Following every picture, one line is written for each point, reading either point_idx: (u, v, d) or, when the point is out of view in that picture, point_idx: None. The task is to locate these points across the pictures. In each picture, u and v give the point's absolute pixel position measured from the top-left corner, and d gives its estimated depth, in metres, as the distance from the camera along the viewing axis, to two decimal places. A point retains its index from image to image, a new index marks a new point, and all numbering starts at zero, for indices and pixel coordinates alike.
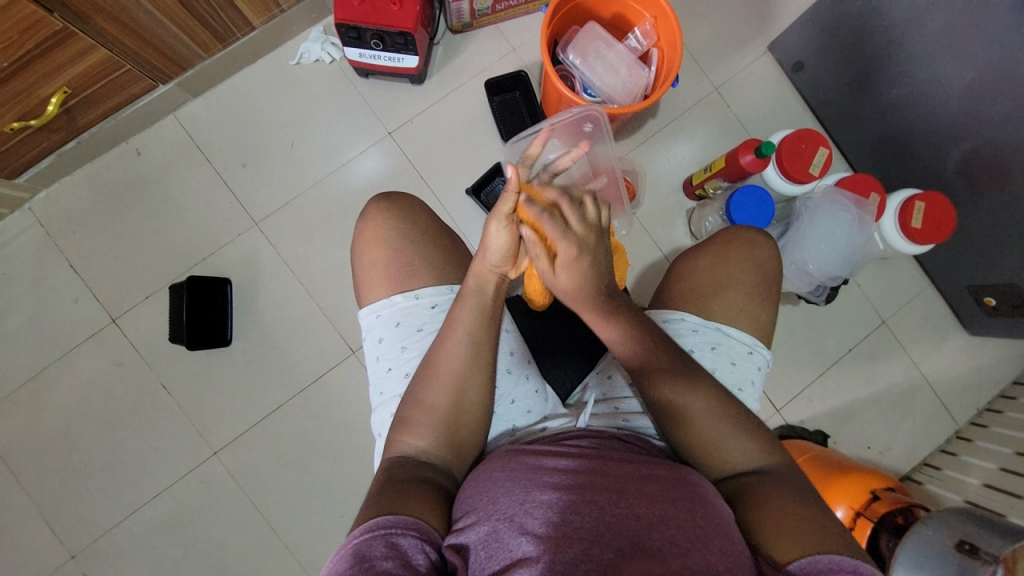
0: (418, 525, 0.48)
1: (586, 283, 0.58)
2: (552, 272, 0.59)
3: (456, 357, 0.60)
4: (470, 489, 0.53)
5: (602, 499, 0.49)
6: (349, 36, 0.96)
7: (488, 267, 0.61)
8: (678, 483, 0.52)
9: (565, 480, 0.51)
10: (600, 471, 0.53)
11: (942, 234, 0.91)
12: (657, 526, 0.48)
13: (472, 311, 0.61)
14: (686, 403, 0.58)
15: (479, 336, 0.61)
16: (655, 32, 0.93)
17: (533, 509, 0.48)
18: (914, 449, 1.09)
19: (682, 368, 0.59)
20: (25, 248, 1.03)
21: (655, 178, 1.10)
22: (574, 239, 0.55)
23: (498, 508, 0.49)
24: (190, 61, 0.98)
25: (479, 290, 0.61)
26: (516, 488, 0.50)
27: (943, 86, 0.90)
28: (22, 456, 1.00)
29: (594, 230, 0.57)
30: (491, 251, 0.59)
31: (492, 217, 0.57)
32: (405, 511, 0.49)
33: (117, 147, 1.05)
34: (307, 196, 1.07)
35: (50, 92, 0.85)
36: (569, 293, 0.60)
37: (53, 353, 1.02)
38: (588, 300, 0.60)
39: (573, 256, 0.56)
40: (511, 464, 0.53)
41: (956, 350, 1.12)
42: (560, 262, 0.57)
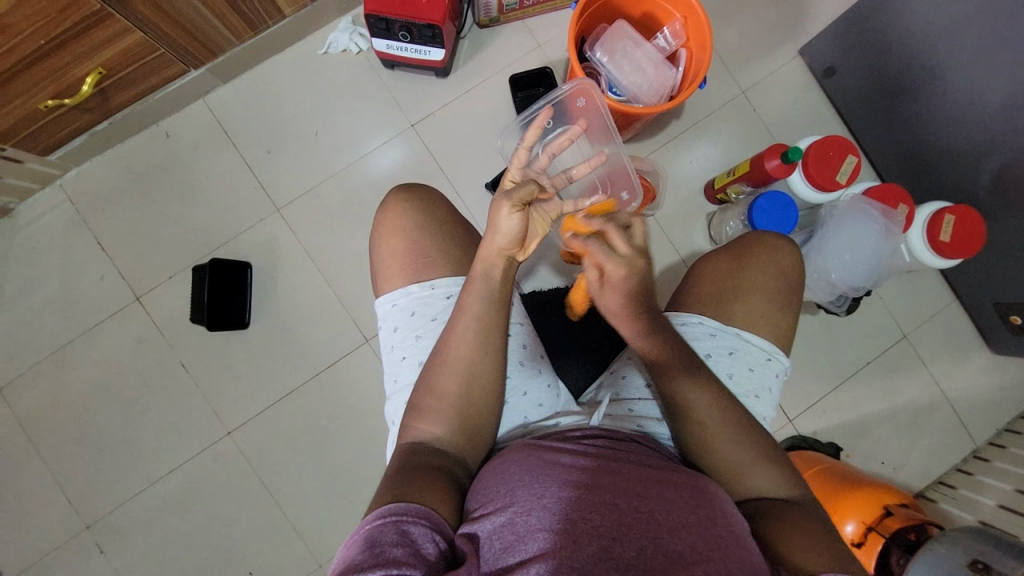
0: (429, 513, 0.48)
1: (631, 304, 0.58)
2: (598, 287, 0.58)
3: (465, 343, 0.60)
4: (486, 480, 0.53)
5: (623, 501, 0.49)
6: (377, 27, 0.96)
7: (496, 252, 0.60)
8: (698, 490, 0.52)
9: (585, 478, 0.51)
10: (620, 472, 0.52)
11: (972, 248, 0.89)
12: (677, 531, 0.47)
13: (479, 296, 0.61)
14: (688, 401, 0.59)
15: (489, 323, 0.61)
16: (684, 32, 0.92)
17: (552, 505, 0.48)
18: (929, 466, 1.07)
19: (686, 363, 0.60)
20: (56, 225, 1.06)
21: (676, 180, 1.09)
22: (620, 263, 0.55)
23: (516, 500, 0.49)
24: (221, 47, 1.00)
25: (486, 275, 0.61)
26: (535, 482, 0.50)
27: (980, 97, 0.87)
28: (45, 426, 1.04)
29: (641, 255, 0.56)
30: (500, 233, 0.59)
31: (496, 205, 0.58)
32: (417, 499, 0.50)
33: (146, 129, 1.07)
34: (328, 184, 1.08)
35: (85, 72, 0.87)
36: (613, 309, 0.59)
37: (78, 328, 1.05)
38: (634, 318, 0.59)
39: (621, 275, 0.56)
40: (530, 459, 0.54)
41: (978, 368, 1.09)
42: (607, 279, 0.56)
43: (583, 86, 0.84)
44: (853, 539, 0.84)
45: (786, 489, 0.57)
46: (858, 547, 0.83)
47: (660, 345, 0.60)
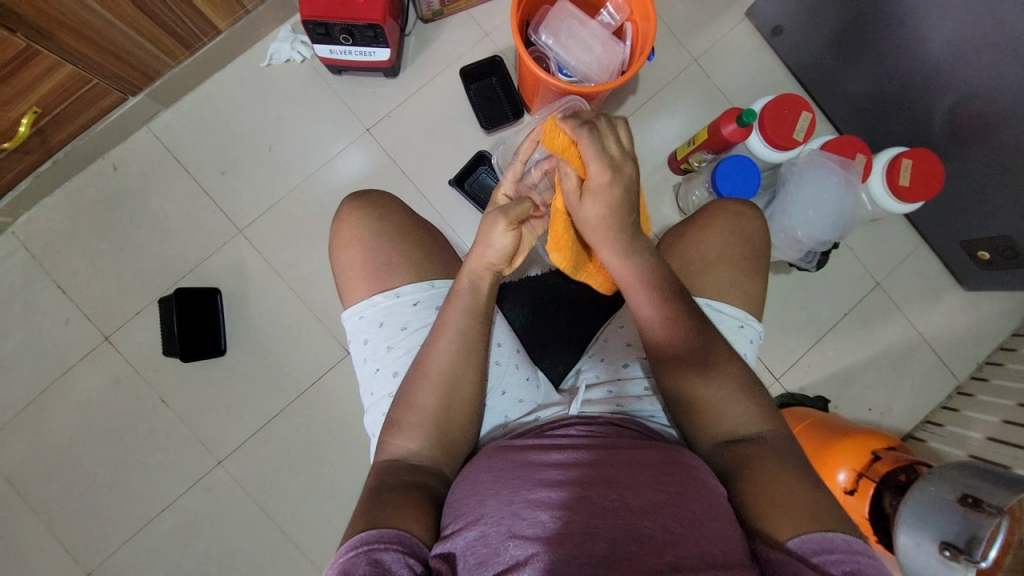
0: (402, 537, 0.48)
1: (614, 213, 0.58)
2: (579, 198, 0.59)
3: (445, 356, 0.60)
4: (458, 491, 0.53)
5: (591, 493, 0.49)
6: (317, 33, 0.94)
7: (484, 265, 0.61)
8: (669, 467, 0.52)
9: (553, 476, 0.51)
10: (589, 464, 0.53)
11: (931, 190, 0.90)
12: (649, 515, 0.47)
13: (462, 310, 0.61)
14: (702, 387, 0.58)
15: (470, 335, 0.60)
16: (627, 5, 0.91)
17: (522, 510, 0.49)
18: (916, 407, 1.09)
19: (696, 358, 0.58)
20: (11, 273, 1.02)
21: (639, 156, 1.09)
22: (608, 161, 0.55)
23: (486, 511, 0.49)
24: (159, 71, 0.97)
25: (472, 288, 0.61)
26: (504, 489, 0.51)
27: (924, 41, 0.88)
28: (29, 480, 1.01)
29: (627, 157, 0.57)
30: (489, 247, 0.60)
31: (490, 220, 0.59)
32: (390, 523, 0.49)
33: (93, 164, 1.04)
34: (290, 199, 1.06)
35: (19, 113, 0.83)
36: (593, 221, 0.59)
37: (49, 376, 1.02)
38: (615, 238, 0.60)
39: (606, 180, 0.56)
40: (498, 464, 0.54)
41: (953, 306, 1.11)
42: (591, 184, 0.57)
43: (577, 100, 0.83)
44: (847, 487, 0.85)
45: (756, 427, 0.57)
46: (852, 495, 0.84)
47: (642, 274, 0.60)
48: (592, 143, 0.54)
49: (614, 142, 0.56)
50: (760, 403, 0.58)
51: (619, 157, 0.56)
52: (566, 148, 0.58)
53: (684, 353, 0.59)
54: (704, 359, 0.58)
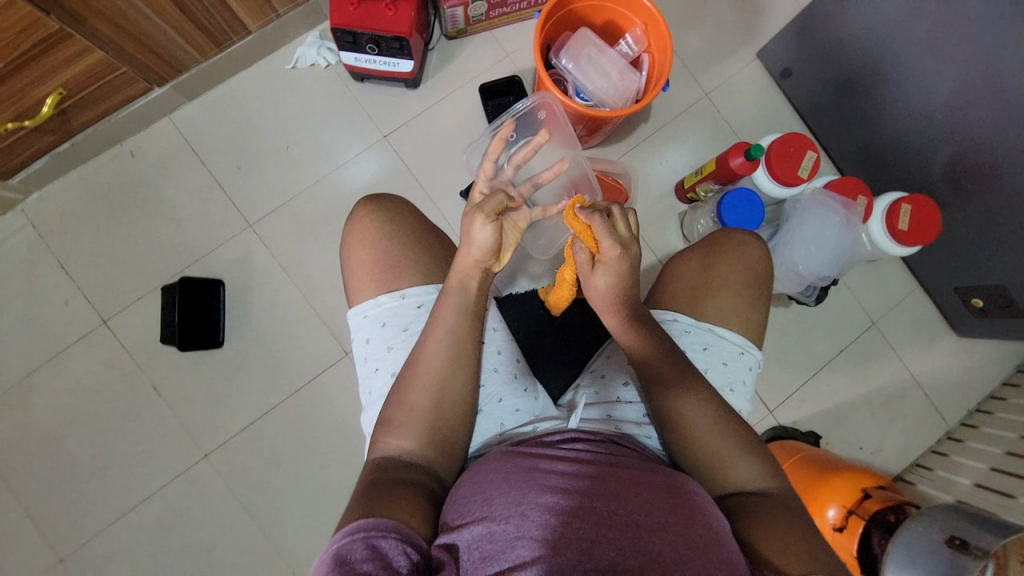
0: (398, 527, 0.48)
1: (620, 285, 0.63)
2: (590, 269, 0.64)
3: (436, 356, 0.60)
4: (464, 489, 0.53)
5: (599, 504, 0.49)
6: (344, 40, 0.96)
7: (470, 264, 0.62)
8: (674, 489, 0.52)
9: (561, 483, 0.51)
10: (597, 475, 0.53)
11: (929, 235, 0.93)
12: (655, 531, 0.47)
13: (452, 310, 0.61)
14: (683, 410, 0.60)
15: (460, 335, 0.61)
16: (646, 38, 0.95)
17: (529, 512, 0.49)
18: (906, 449, 1.10)
19: (677, 380, 0.61)
20: (16, 250, 1.02)
21: (647, 182, 1.12)
22: (617, 239, 0.62)
23: (493, 510, 0.49)
24: (187, 64, 0.99)
25: (462, 287, 0.62)
26: (512, 490, 0.51)
27: (927, 93, 0.92)
28: (9, 460, 0.99)
29: (634, 239, 0.63)
30: (473, 245, 0.61)
31: (471, 214, 0.61)
32: (385, 514, 0.49)
33: (111, 149, 1.05)
34: (302, 198, 1.08)
35: (45, 93, 0.85)
36: (601, 293, 0.64)
37: (42, 356, 1.01)
38: (617, 305, 0.64)
39: (615, 255, 0.62)
40: (506, 467, 0.54)
41: (946, 351, 1.13)
42: (602, 258, 0.62)
43: (545, 100, 0.86)
44: (836, 524, 0.84)
45: (765, 484, 0.58)
46: (841, 532, 0.84)
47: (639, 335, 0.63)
48: (605, 224, 0.61)
49: (623, 223, 0.63)
50: (760, 454, 0.59)
51: (626, 237, 0.62)
52: (582, 230, 0.63)
53: (669, 376, 0.62)
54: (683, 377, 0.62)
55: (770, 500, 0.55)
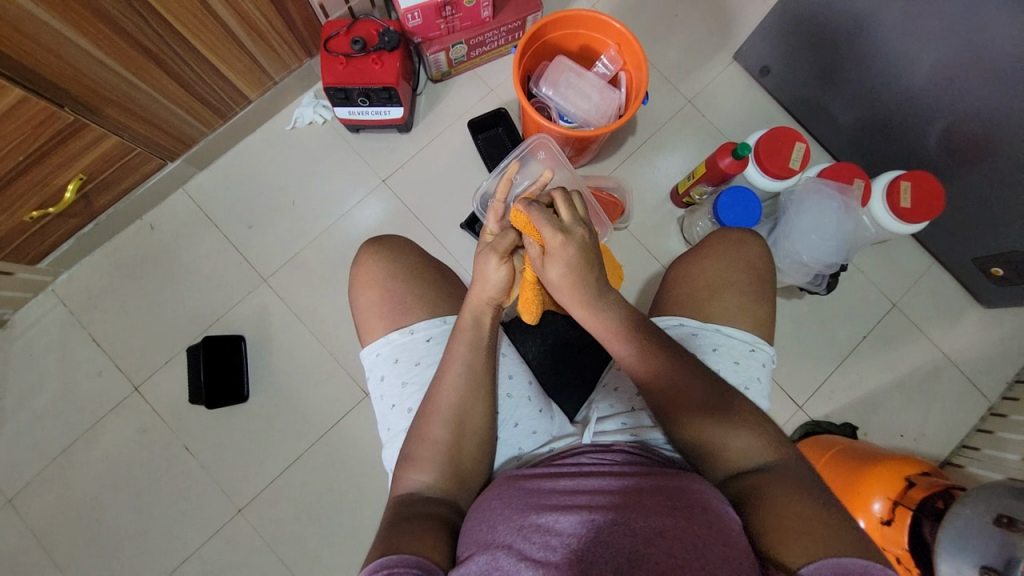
0: (421, 562, 0.48)
1: (574, 273, 0.59)
2: (542, 263, 0.60)
3: (453, 389, 0.61)
4: (471, 520, 0.53)
5: (599, 517, 0.49)
6: (337, 97, 1.02)
7: (483, 300, 0.63)
8: (675, 491, 0.52)
9: (562, 501, 0.52)
10: (598, 491, 0.53)
11: (934, 210, 0.91)
12: (655, 539, 0.46)
13: (468, 345, 0.62)
14: (704, 430, 0.57)
15: (476, 369, 0.61)
16: (621, 57, 0.99)
17: (531, 534, 0.49)
18: (949, 431, 1.05)
19: (711, 409, 0.58)
20: (51, 330, 1.08)
21: (643, 192, 1.14)
22: (560, 228, 0.58)
23: (497, 536, 0.49)
24: (195, 137, 1.06)
25: (477, 322, 0.63)
26: (514, 513, 0.51)
27: (907, 73, 0.92)
28: (54, 534, 1.02)
29: (579, 223, 0.59)
30: (488, 283, 0.62)
31: (484, 254, 0.62)
32: (407, 549, 0.49)
33: (132, 224, 1.12)
34: (311, 248, 1.12)
35: (66, 180, 0.91)
36: (558, 284, 0.60)
37: (80, 428, 1.05)
38: (585, 296, 0.60)
39: (560, 245, 0.57)
40: (509, 492, 0.54)
41: (974, 324, 1.09)
42: (549, 251, 0.58)
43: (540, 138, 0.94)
44: (883, 518, 0.81)
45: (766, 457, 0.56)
46: (889, 525, 0.80)
47: (610, 328, 0.61)
48: (542, 216, 0.58)
49: (567, 210, 0.59)
50: (763, 429, 0.57)
51: (568, 227, 0.58)
52: (525, 224, 0.60)
53: (692, 402, 0.58)
54: (714, 404, 0.58)
55: (790, 478, 0.53)
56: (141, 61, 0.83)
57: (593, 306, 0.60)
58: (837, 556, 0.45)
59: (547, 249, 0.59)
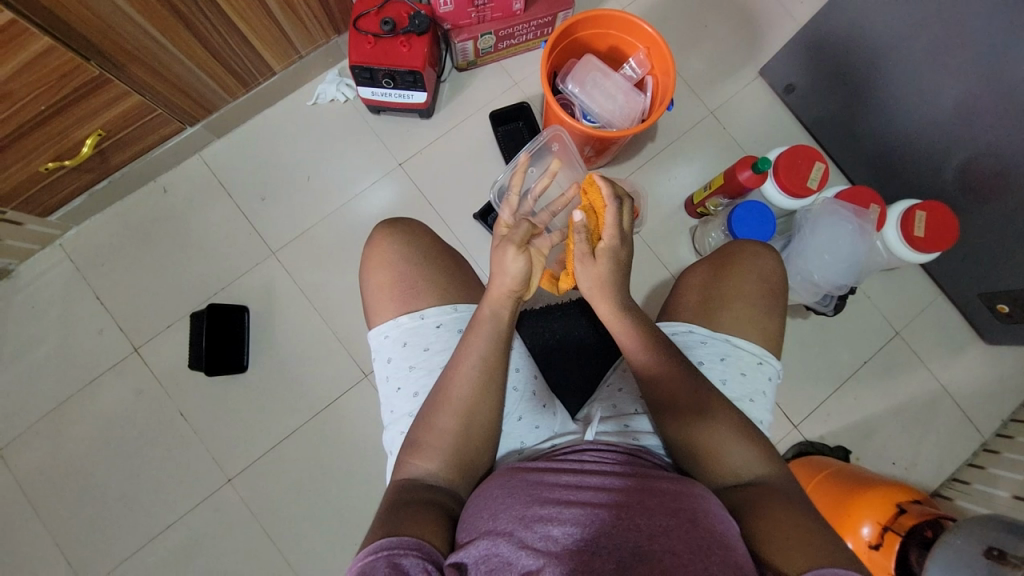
0: (421, 544, 0.48)
1: (616, 271, 0.64)
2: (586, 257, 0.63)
3: (466, 381, 0.61)
4: (471, 507, 0.53)
5: (601, 513, 0.49)
6: (362, 77, 1.02)
7: (503, 293, 0.63)
8: (678, 493, 0.52)
9: (564, 495, 0.52)
10: (601, 487, 0.53)
11: (946, 241, 0.92)
12: (658, 538, 0.47)
13: (485, 338, 0.62)
14: (706, 439, 0.59)
15: (490, 363, 0.62)
16: (649, 61, 0.98)
17: (533, 525, 0.49)
18: (941, 463, 1.06)
19: (700, 416, 0.60)
20: (55, 283, 1.08)
21: (658, 199, 1.14)
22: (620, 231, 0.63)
23: (498, 524, 0.49)
24: (216, 104, 1.06)
25: (494, 317, 0.63)
26: (517, 503, 0.51)
27: (932, 102, 0.92)
28: (41, 487, 1.02)
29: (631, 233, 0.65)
30: (506, 275, 0.62)
31: (507, 244, 0.62)
32: (408, 532, 0.49)
33: (146, 186, 1.12)
34: (322, 225, 1.12)
35: (84, 135, 0.91)
36: (592, 279, 0.64)
37: (76, 385, 1.05)
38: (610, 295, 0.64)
39: (615, 247, 0.63)
40: (512, 482, 0.54)
41: (974, 359, 1.10)
42: (602, 249, 0.63)
43: (556, 132, 0.95)
44: (872, 542, 0.81)
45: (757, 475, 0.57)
46: (877, 551, 0.80)
47: (631, 331, 0.64)
48: (616, 211, 0.62)
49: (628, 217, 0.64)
50: (758, 445, 0.59)
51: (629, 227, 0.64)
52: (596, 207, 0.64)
53: (688, 413, 0.60)
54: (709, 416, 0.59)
55: (784, 496, 0.54)
56: (171, 22, 0.83)
57: (623, 309, 0.65)
58: (831, 564, 0.46)
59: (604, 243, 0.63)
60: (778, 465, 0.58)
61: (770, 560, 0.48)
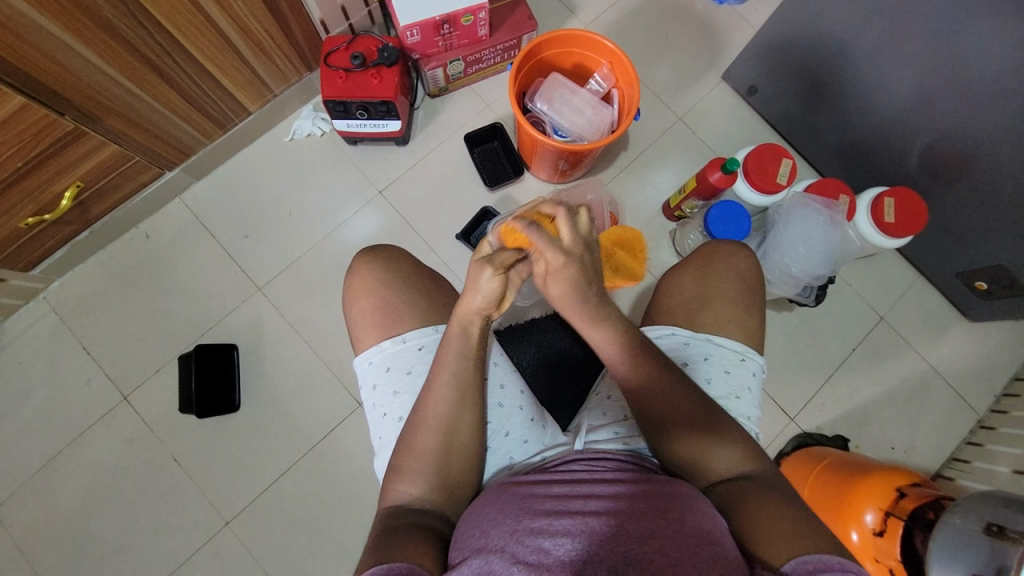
0: (411, 567, 0.47)
1: (577, 287, 0.60)
2: (544, 280, 0.62)
3: (442, 401, 0.60)
4: (464, 526, 0.53)
5: (592, 521, 0.49)
6: (336, 110, 1.04)
7: (472, 312, 0.62)
8: (666, 496, 0.52)
9: (555, 507, 0.52)
10: (590, 496, 0.53)
11: (916, 225, 0.94)
12: (647, 540, 0.46)
13: (456, 354, 0.62)
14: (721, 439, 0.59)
15: (464, 378, 0.61)
16: (613, 75, 1.02)
17: (524, 538, 0.48)
18: (938, 443, 1.06)
19: (703, 421, 0.59)
20: (39, 338, 1.07)
21: (635, 207, 1.16)
22: (561, 249, 0.58)
23: (490, 540, 0.49)
24: (195, 147, 1.07)
25: (464, 332, 0.62)
26: (507, 518, 0.51)
27: (888, 94, 0.96)
28: (32, 549, 0.99)
29: (581, 243, 0.59)
30: (477, 293, 0.60)
31: (472, 267, 0.62)
32: (398, 557, 0.49)
33: (128, 233, 1.12)
34: (307, 258, 1.13)
35: (63, 187, 0.92)
36: (560, 299, 0.62)
37: (65, 439, 1.03)
38: (581, 308, 0.62)
39: (560, 264, 0.59)
40: (502, 498, 0.54)
41: (960, 338, 1.11)
42: (549, 269, 0.60)
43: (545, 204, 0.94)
44: (875, 529, 0.81)
45: (759, 467, 0.58)
46: (882, 536, 0.80)
47: (613, 338, 0.62)
48: (541, 236, 0.57)
49: (569, 231, 0.58)
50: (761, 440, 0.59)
51: (576, 240, 0.59)
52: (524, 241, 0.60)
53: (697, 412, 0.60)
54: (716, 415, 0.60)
55: (775, 489, 0.55)
56: (143, 72, 0.85)
57: (600, 320, 0.62)
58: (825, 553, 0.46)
59: (549, 264, 0.59)
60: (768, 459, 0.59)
61: (765, 555, 0.48)
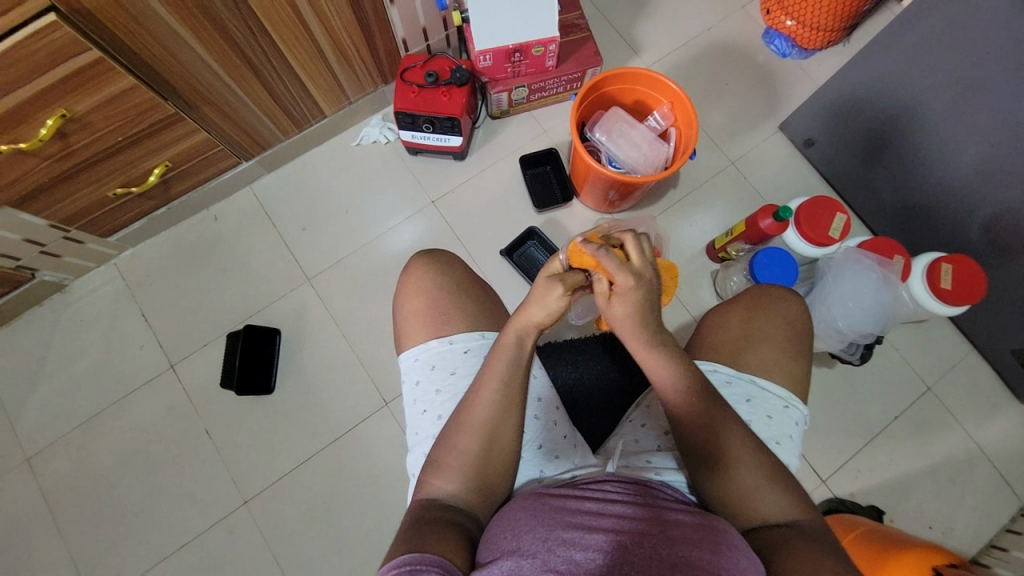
0: (442, 562, 0.48)
1: (641, 309, 0.62)
2: (608, 300, 0.64)
3: (487, 405, 0.61)
4: (495, 528, 0.53)
5: (624, 540, 0.49)
6: (404, 121, 1.10)
7: (529, 324, 0.64)
8: (701, 527, 0.51)
9: (588, 521, 0.52)
10: (623, 515, 0.53)
11: (975, 296, 0.91)
12: (681, 567, 0.46)
13: (506, 363, 0.63)
14: (759, 482, 0.58)
15: (510, 386, 0.62)
16: (672, 114, 1.05)
17: (556, 547, 0.48)
18: (980, 529, 1.00)
19: (742, 461, 0.59)
20: (105, 300, 1.15)
21: (679, 244, 1.17)
22: (631, 270, 0.62)
23: (522, 545, 0.49)
24: (272, 142, 1.16)
25: (519, 343, 0.64)
26: (541, 525, 0.51)
27: (953, 160, 0.95)
28: (64, 499, 1.04)
29: (648, 266, 0.63)
30: (538, 306, 0.63)
31: (534, 286, 0.65)
32: (430, 549, 0.49)
33: (198, 214, 1.20)
34: (356, 256, 1.18)
35: (153, 165, 1.00)
36: (622, 322, 0.64)
37: (112, 397, 1.09)
38: (642, 331, 0.63)
39: (630, 285, 0.62)
40: (535, 504, 0.54)
41: (1012, 419, 1.06)
42: (617, 290, 0.62)
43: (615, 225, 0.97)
44: None
45: (797, 517, 0.56)
46: None
47: (670, 365, 0.62)
48: (613, 257, 0.61)
49: (637, 254, 0.62)
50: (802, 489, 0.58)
51: (642, 261, 0.63)
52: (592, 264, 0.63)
53: (737, 452, 0.59)
54: (755, 457, 0.59)
55: (813, 542, 0.53)
56: (242, 70, 0.93)
57: (657, 345, 0.63)
58: None
59: (617, 285, 0.62)
60: (805, 511, 0.57)
61: None
